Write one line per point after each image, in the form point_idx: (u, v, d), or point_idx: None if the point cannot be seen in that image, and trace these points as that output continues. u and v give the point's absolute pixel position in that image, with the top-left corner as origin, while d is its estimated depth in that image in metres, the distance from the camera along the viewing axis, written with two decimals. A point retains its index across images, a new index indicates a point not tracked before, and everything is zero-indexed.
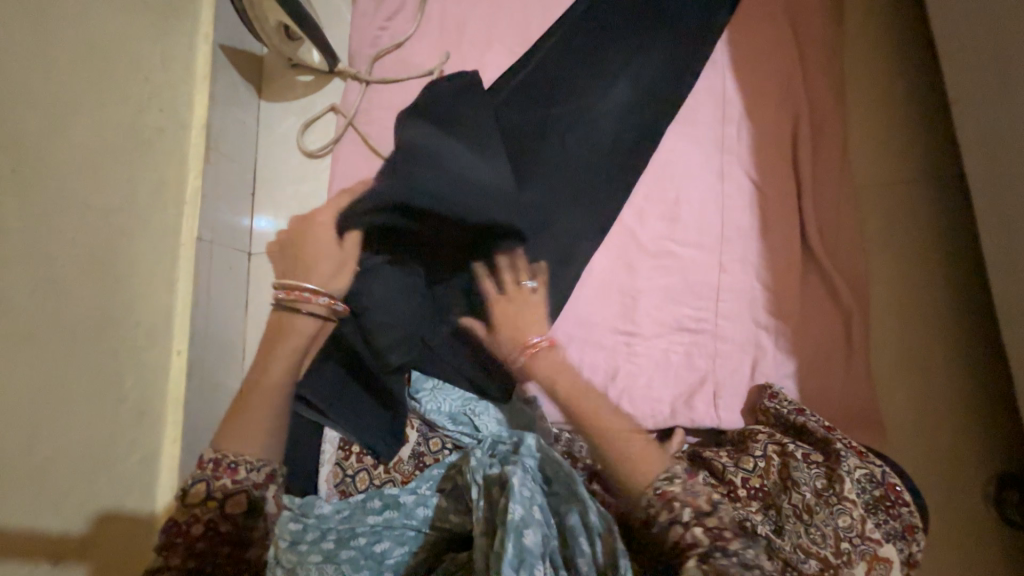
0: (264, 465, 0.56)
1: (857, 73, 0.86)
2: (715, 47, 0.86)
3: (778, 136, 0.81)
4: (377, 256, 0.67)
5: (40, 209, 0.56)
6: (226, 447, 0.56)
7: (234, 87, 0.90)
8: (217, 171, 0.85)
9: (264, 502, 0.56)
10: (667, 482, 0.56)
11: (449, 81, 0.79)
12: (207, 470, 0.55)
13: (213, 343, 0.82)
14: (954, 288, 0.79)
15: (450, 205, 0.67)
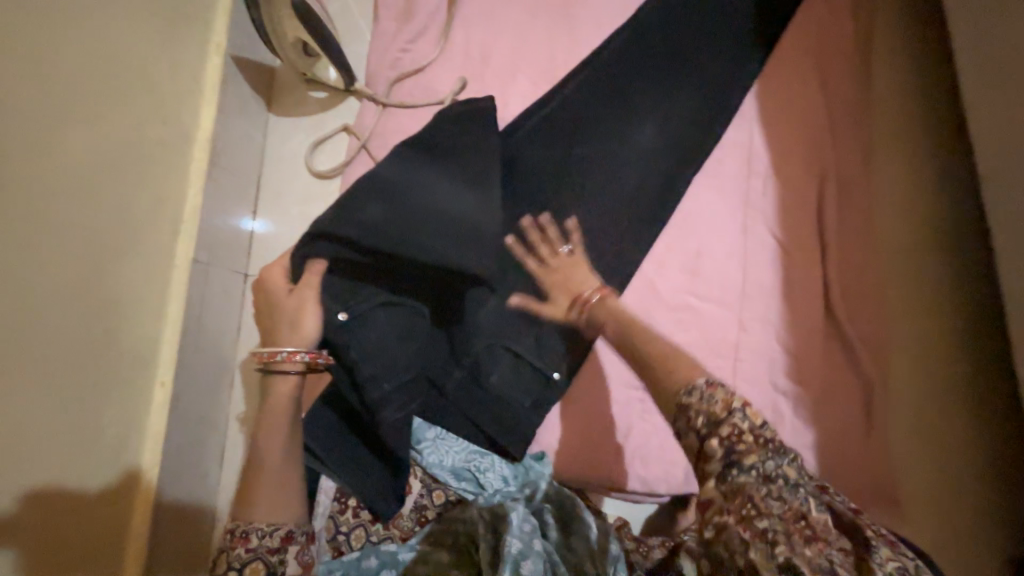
0: (275, 528, 0.50)
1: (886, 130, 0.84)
2: (745, 97, 0.84)
3: (803, 193, 0.80)
4: (366, 303, 0.65)
5: (23, 231, 0.51)
6: (238, 514, 0.51)
7: (243, 99, 0.85)
8: (220, 187, 0.80)
9: (285, 568, 0.49)
10: (737, 447, 0.46)
11: (451, 108, 0.75)
12: (225, 540, 0.49)
13: (201, 371, 0.76)
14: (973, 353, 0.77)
15: (406, 244, 0.64)
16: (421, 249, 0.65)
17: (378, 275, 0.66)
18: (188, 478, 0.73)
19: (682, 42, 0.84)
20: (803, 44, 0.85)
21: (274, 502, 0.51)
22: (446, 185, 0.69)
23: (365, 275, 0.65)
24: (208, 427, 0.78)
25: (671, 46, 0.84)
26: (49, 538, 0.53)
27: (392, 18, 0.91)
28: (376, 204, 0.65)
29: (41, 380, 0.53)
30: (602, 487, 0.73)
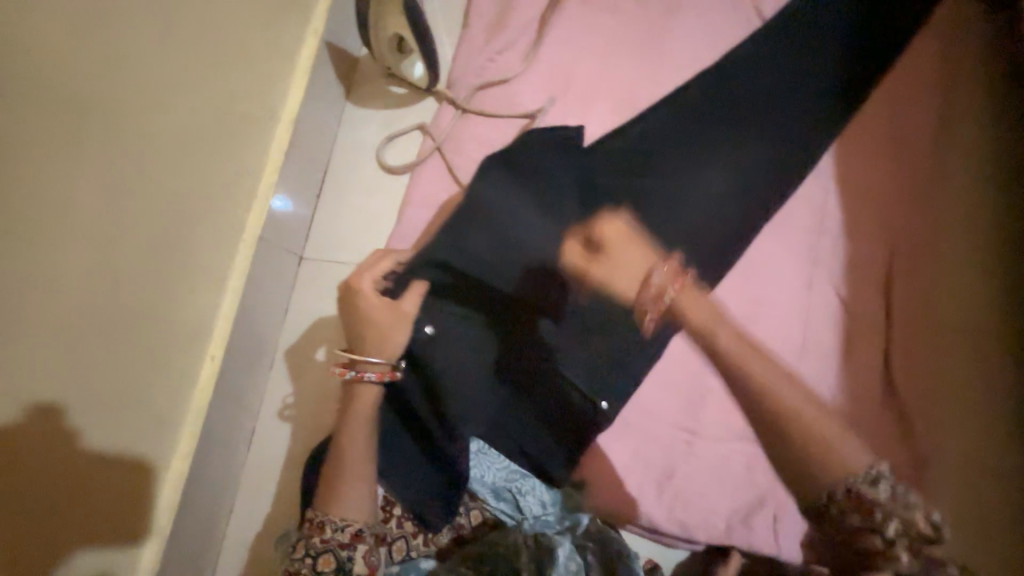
0: (347, 525, 0.64)
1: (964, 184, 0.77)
2: (823, 154, 0.84)
3: (873, 257, 0.79)
4: (448, 319, 0.73)
5: None
6: (320, 507, 0.66)
7: (330, 86, 0.87)
8: (293, 168, 0.80)
9: (352, 563, 0.63)
10: (863, 482, 0.63)
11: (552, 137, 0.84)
12: (306, 529, 0.65)
13: (247, 348, 0.74)
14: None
15: (482, 264, 0.74)
16: (497, 275, 0.74)
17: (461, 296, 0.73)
18: (218, 458, 0.71)
19: (759, 96, 0.86)
20: (886, 107, 0.85)
21: (350, 504, 0.65)
22: (527, 219, 0.76)
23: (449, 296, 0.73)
24: (242, 408, 0.75)
25: (750, 99, 0.86)
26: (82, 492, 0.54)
27: (482, 28, 0.93)
28: (467, 233, 0.77)
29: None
30: (637, 526, 0.72)
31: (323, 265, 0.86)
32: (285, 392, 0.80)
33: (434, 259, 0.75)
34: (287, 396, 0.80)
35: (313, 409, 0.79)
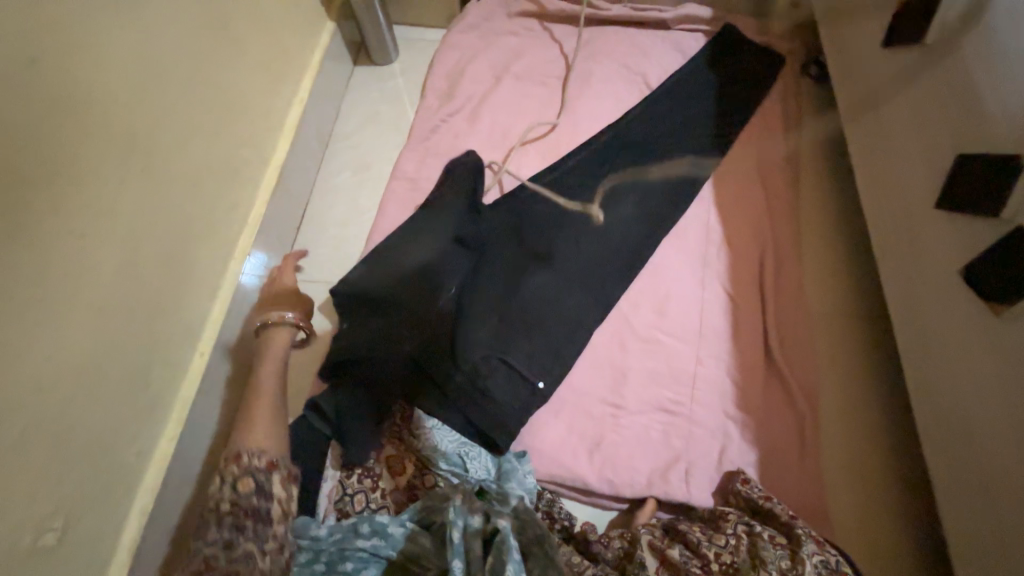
0: (264, 453, 0.68)
1: (809, 212, 1.07)
2: (705, 184, 1.08)
3: (747, 258, 1.01)
4: (360, 313, 0.90)
5: (141, 218, 0.71)
6: (241, 443, 0.69)
7: (310, 143, 1.09)
8: (276, 204, 0.97)
9: (271, 486, 0.67)
10: None
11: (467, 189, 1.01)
12: (223, 457, 0.67)
13: (233, 351, 0.88)
14: (896, 407, 0.88)
15: (487, 276, 0.94)
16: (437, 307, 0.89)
17: (366, 300, 0.90)
18: (202, 445, 0.81)
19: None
20: (748, 148, 1.12)
21: (268, 437, 0.71)
22: (505, 242, 0.99)
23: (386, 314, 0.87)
24: (226, 405, 0.87)
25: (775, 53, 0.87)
26: (93, 461, 0.64)
27: (436, 98, 1.19)
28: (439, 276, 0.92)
29: (103, 319, 0.65)
30: (569, 487, 0.82)
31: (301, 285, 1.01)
32: None
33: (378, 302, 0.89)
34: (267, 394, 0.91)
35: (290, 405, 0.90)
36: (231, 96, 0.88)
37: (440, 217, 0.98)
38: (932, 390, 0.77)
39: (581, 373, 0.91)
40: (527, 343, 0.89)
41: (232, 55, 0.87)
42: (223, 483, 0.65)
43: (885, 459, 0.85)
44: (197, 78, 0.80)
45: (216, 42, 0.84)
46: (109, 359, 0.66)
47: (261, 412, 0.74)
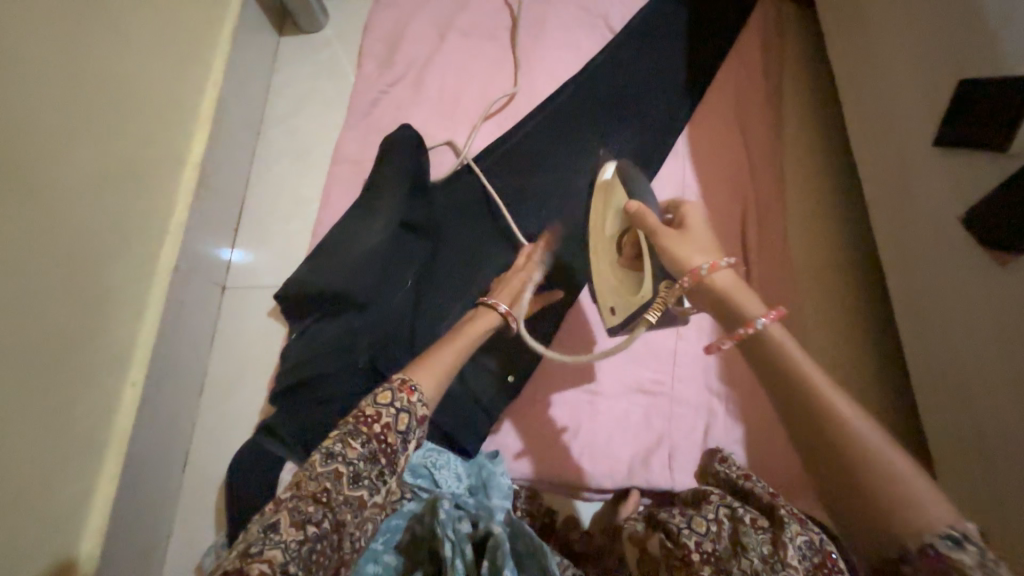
0: (426, 403, 0.57)
1: (794, 159, 0.98)
2: (678, 139, 0.98)
3: (727, 217, 0.92)
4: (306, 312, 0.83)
5: (34, 239, 0.60)
6: (416, 373, 0.59)
7: (236, 130, 0.97)
8: (202, 205, 0.88)
9: (405, 452, 0.54)
10: None
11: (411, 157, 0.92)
12: (394, 383, 0.56)
13: (174, 372, 0.81)
14: (889, 369, 0.83)
15: (444, 265, 0.87)
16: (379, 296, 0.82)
17: (307, 291, 0.82)
18: (153, 476, 0.76)
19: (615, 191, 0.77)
20: (724, 94, 1.01)
21: (432, 377, 0.59)
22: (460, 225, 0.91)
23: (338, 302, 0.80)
24: (176, 430, 0.81)
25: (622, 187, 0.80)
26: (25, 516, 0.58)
27: (374, 65, 1.06)
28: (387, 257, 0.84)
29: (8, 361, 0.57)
30: (546, 482, 0.77)
31: (246, 291, 0.94)
32: (217, 409, 0.86)
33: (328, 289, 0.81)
34: (222, 412, 0.86)
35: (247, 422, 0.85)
36: (128, 83, 0.75)
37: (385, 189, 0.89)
38: (930, 352, 0.71)
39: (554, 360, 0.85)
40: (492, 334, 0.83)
41: (121, 32, 0.74)
42: (384, 406, 0.54)
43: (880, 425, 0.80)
44: (76, 62, 0.67)
45: (96, 15, 0.70)
46: (27, 402, 0.59)
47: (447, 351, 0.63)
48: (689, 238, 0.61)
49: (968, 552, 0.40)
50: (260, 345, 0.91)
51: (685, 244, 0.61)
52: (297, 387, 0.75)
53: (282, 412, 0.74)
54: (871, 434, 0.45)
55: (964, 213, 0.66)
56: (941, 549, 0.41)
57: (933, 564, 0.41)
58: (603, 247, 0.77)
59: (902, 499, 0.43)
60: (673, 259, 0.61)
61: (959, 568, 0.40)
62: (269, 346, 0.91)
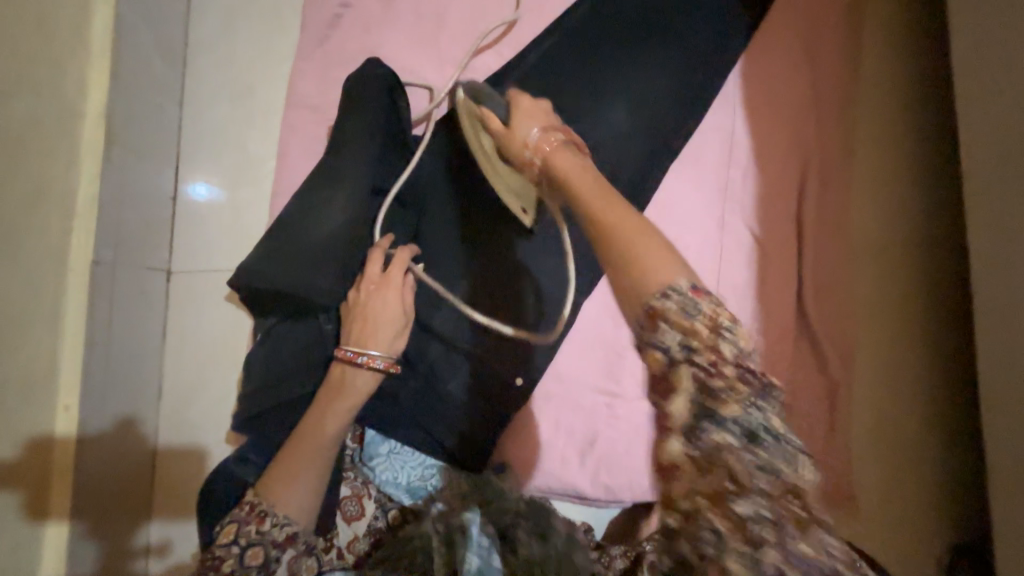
0: (287, 524, 0.57)
1: (867, 107, 0.80)
2: (729, 76, 0.77)
3: (781, 185, 0.75)
4: (270, 315, 0.69)
5: None
6: (264, 492, 0.58)
7: (154, 63, 0.73)
8: (121, 171, 0.67)
9: (277, 564, 0.56)
10: None
11: (382, 99, 0.70)
12: (240, 512, 0.57)
13: (121, 386, 0.68)
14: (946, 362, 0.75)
15: (431, 248, 0.70)
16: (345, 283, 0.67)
17: (266, 288, 0.66)
18: (118, 501, 0.67)
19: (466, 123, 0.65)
20: (792, 12, 0.78)
21: (300, 500, 0.58)
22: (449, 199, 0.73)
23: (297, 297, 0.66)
24: (135, 446, 0.71)
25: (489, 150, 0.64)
26: None
27: None
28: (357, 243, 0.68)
29: None
30: (561, 495, 0.70)
31: (196, 275, 0.79)
32: (183, 415, 0.76)
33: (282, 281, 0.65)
34: (189, 420, 0.76)
35: (219, 428, 0.76)
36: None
37: (347, 152, 0.69)
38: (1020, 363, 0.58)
39: (568, 360, 0.73)
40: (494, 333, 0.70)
41: None
42: (232, 537, 0.56)
43: (926, 418, 0.75)
44: None
45: None
46: None
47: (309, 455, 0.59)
48: (516, 117, 0.55)
49: (674, 301, 0.39)
50: (222, 341, 0.78)
51: (517, 128, 0.53)
52: (268, 408, 0.65)
53: (256, 437, 0.64)
54: (610, 210, 0.43)
55: None
56: (658, 304, 0.39)
57: (652, 323, 0.39)
58: (488, 167, 0.65)
59: (630, 259, 0.41)
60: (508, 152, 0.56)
61: (668, 315, 0.38)
62: (235, 343, 0.78)
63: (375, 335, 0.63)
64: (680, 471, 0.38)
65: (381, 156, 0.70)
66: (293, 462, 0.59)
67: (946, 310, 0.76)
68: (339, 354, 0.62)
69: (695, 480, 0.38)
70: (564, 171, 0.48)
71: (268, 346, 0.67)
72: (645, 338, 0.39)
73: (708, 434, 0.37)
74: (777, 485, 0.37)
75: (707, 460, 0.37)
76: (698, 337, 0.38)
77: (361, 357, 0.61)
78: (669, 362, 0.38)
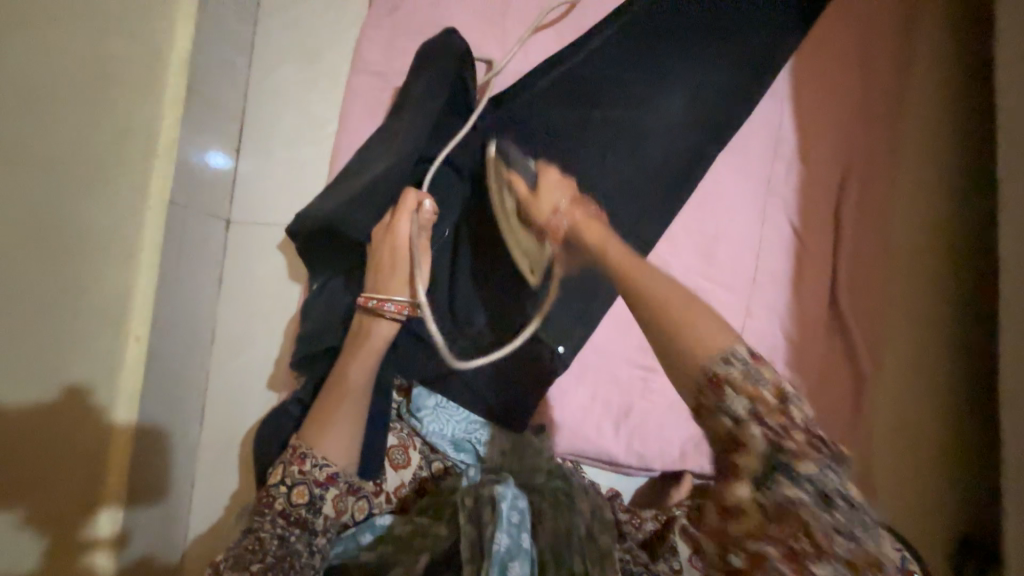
0: (326, 465, 0.58)
1: (912, 111, 0.82)
2: (780, 74, 0.80)
3: (823, 181, 0.79)
4: (326, 268, 0.71)
5: None
6: (304, 436, 0.59)
7: (231, 20, 0.76)
8: (197, 119, 0.69)
9: (323, 502, 0.57)
10: None
11: (449, 66, 0.72)
12: (285, 454, 0.58)
13: (181, 325, 0.71)
14: (972, 364, 0.78)
15: (485, 213, 0.73)
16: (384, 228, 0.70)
17: (320, 233, 0.68)
18: (171, 432, 0.70)
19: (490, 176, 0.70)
20: (845, 19, 0.81)
21: (337, 444, 0.59)
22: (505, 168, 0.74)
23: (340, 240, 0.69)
24: (189, 385, 0.74)
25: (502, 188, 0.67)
26: None
27: None
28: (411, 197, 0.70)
29: None
30: (595, 460, 0.74)
31: (254, 228, 0.81)
32: (233, 360, 0.79)
33: (330, 226, 0.67)
34: (238, 364, 0.79)
35: (265, 376, 0.79)
36: None
37: (412, 111, 0.71)
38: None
39: (606, 333, 0.76)
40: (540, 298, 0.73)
41: None
42: (279, 478, 0.57)
43: (942, 411, 0.78)
44: None
45: None
46: None
47: (338, 401, 0.60)
48: (541, 186, 0.61)
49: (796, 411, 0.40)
50: (276, 292, 0.81)
51: (542, 198, 0.60)
52: (320, 353, 0.67)
53: (309, 381, 0.67)
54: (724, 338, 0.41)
55: None
56: (715, 372, 0.40)
57: (716, 390, 0.40)
58: (505, 225, 0.68)
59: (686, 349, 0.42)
60: (535, 214, 0.60)
61: (729, 382, 0.40)
62: (286, 294, 0.81)
63: (393, 280, 0.62)
64: (742, 515, 0.40)
65: (443, 121, 0.73)
66: (330, 409, 0.60)
67: (975, 313, 0.78)
68: (360, 303, 0.62)
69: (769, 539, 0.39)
70: (596, 235, 0.52)
71: (326, 297, 0.70)
72: (709, 406, 0.41)
73: (776, 484, 0.39)
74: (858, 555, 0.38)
75: (774, 510, 0.39)
76: (764, 402, 0.40)
77: (372, 302, 0.61)
78: (736, 425, 0.40)
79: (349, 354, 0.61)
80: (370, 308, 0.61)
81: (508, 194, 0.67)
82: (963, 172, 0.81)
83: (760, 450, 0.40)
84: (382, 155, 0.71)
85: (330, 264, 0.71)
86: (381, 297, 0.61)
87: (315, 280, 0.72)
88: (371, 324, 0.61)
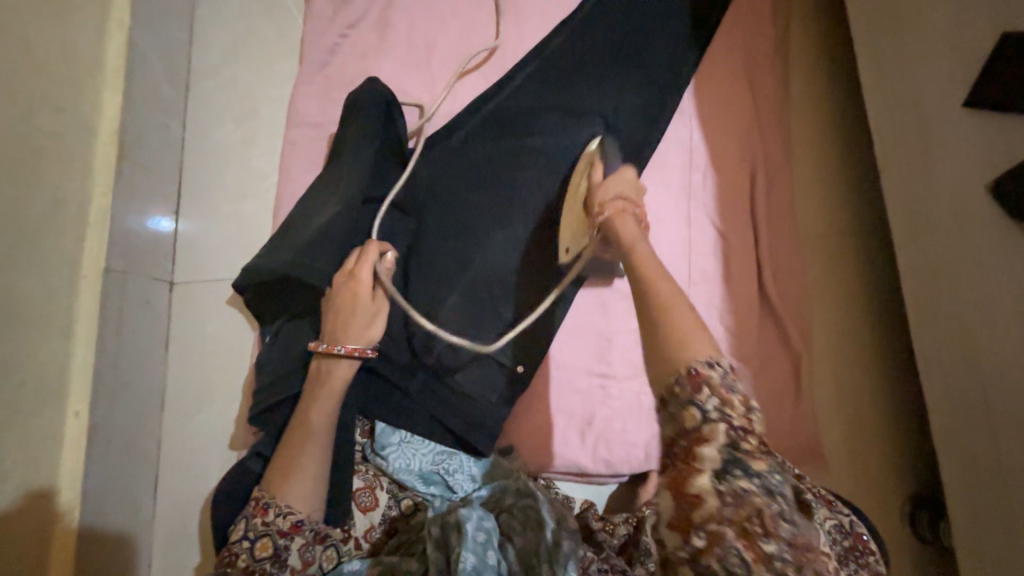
0: (290, 512, 0.57)
1: (798, 117, 0.94)
2: (684, 94, 0.89)
3: (736, 183, 0.87)
4: (281, 320, 0.71)
5: None
6: (267, 485, 0.58)
7: (161, 86, 0.77)
8: (133, 185, 0.70)
9: (288, 554, 0.56)
10: None
11: (379, 110, 0.76)
12: (247, 507, 0.57)
13: (126, 393, 0.68)
14: (890, 335, 0.86)
15: (431, 243, 0.76)
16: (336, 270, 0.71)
17: (269, 287, 0.70)
18: (120, 510, 0.66)
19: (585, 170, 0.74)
20: (731, 43, 0.92)
21: (302, 491, 0.58)
22: (447, 201, 0.78)
23: (291, 291, 0.69)
24: (138, 456, 0.70)
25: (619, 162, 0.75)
26: None
27: (326, 2, 0.88)
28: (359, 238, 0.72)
29: None
30: (565, 473, 0.75)
31: (198, 285, 0.81)
32: (185, 424, 0.76)
33: (276, 275, 0.68)
34: (191, 427, 0.76)
35: (222, 435, 0.76)
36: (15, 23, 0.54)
37: (352, 158, 0.75)
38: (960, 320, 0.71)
39: (562, 348, 0.79)
40: (495, 318, 0.75)
41: None
42: (241, 532, 0.56)
43: (872, 378, 0.85)
44: None
45: None
46: None
47: (298, 448, 0.59)
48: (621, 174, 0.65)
49: (715, 370, 0.44)
50: (226, 347, 0.79)
51: (608, 185, 0.63)
52: (275, 404, 0.67)
53: (268, 433, 0.66)
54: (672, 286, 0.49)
55: (992, 182, 0.68)
56: (699, 368, 0.43)
57: (694, 381, 0.43)
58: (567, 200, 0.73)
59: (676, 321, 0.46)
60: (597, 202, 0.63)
61: (709, 380, 0.43)
62: (239, 348, 0.79)
63: (349, 323, 0.63)
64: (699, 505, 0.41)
65: (382, 163, 0.76)
66: (290, 456, 0.59)
67: (883, 286, 0.87)
68: (316, 347, 0.63)
69: (722, 511, 0.40)
70: (629, 238, 0.57)
71: (279, 345, 0.70)
72: (683, 398, 0.43)
73: (733, 477, 0.41)
74: (799, 538, 0.40)
75: (733, 499, 0.40)
76: (733, 405, 0.43)
77: (324, 346, 0.62)
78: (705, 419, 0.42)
79: (308, 399, 0.61)
80: (325, 356, 0.62)
81: (586, 176, 0.71)
82: (848, 164, 0.92)
83: (693, 421, 0.43)
84: (325, 201, 0.74)
85: (281, 313, 0.71)
86: (337, 339, 0.62)
87: (268, 333, 0.72)
88: (331, 364, 0.62)
